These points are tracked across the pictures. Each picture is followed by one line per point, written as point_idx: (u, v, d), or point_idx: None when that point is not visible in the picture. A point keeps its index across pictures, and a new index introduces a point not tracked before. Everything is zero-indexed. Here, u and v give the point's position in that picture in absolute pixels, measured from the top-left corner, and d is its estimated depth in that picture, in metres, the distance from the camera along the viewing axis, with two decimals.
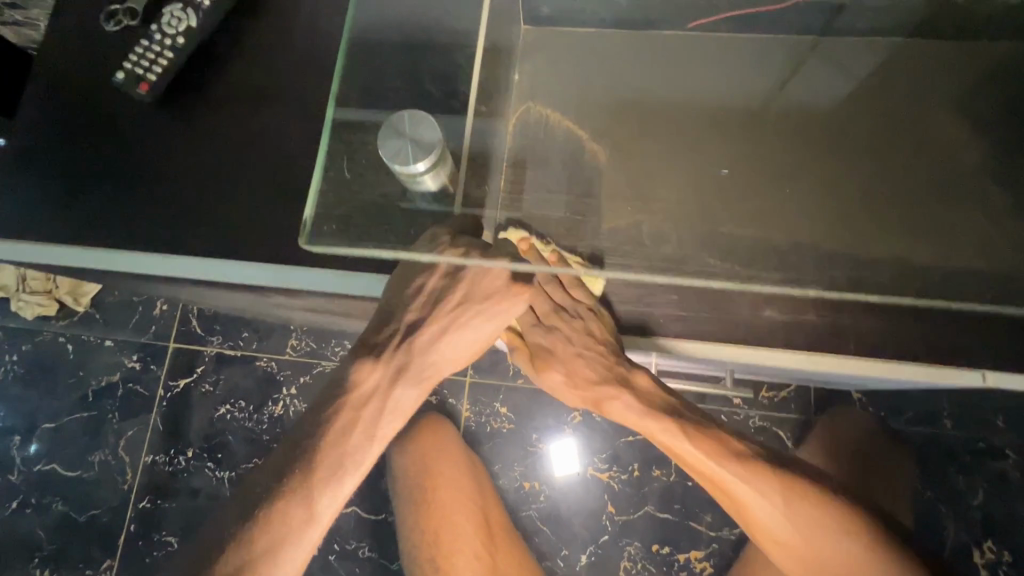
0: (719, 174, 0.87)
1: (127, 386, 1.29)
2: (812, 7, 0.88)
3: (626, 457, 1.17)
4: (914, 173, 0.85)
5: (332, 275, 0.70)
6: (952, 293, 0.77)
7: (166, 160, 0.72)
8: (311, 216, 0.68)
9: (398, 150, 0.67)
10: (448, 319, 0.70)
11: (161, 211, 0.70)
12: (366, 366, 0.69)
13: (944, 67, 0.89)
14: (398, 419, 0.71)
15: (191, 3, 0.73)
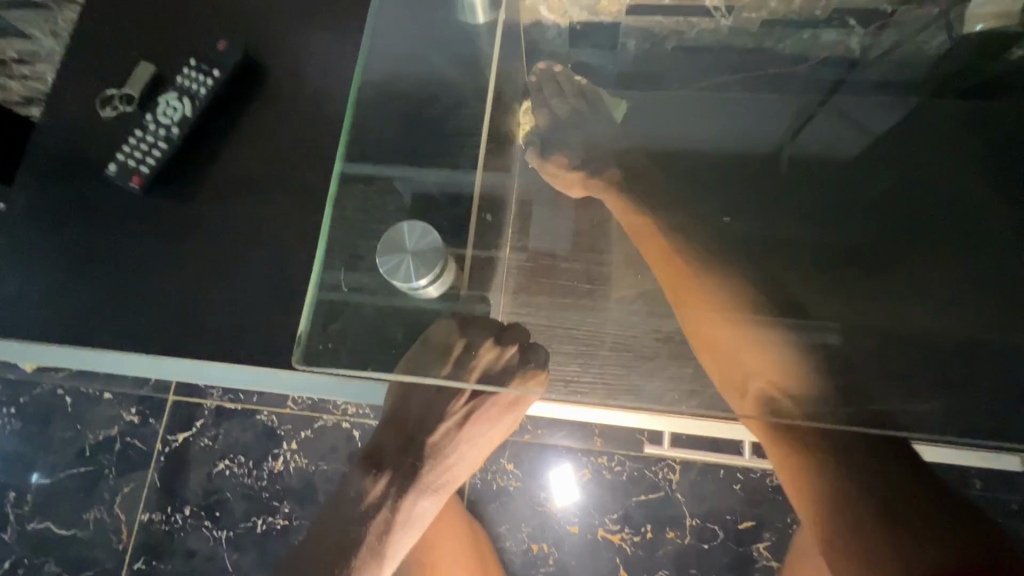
0: (721, 223, 0.89)
1: (124, 441, 1.25)
2: (831, 60, 0.85)
3: (638, 518, 1.11)
4: (928, 243, 0.85)
5: (327, 378, 0.68)
6: (959, 369, 0.77)
7: (161, 240, 0.69)
8: (307, 331, 0.64)
9: (397, 266, 0.68)
10: (463, 418, 0.73)
11: (156, 294, 0.67)
12: (369, 477, 0.75)
13: (968, 122, 0.86)
14: (415, 527, 0.78)
15: (187, 91, 0.70)
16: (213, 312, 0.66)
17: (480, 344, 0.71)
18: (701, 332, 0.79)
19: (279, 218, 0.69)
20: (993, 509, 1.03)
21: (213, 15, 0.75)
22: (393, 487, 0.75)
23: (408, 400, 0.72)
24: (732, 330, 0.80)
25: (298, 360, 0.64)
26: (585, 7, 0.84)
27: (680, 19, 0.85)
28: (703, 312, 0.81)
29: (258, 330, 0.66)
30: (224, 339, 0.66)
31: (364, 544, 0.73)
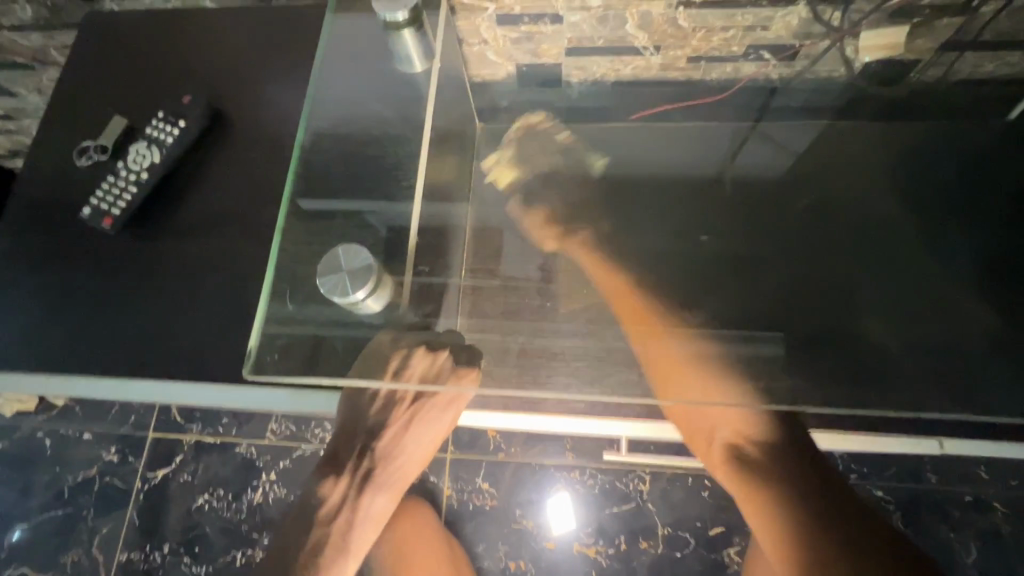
0: (699, 241, 0.95)
1: (103, 481, 1.26)
2: (749, 91, 0.94)
3: (611, 530, 1.14)
4: (848, 248, 0.93)
5: (286, 394, 0.70)
6: (900, 361, 0.83)
7: (132, 277, 0.74)
8: (255, 347, 0.68)
9: (336, 283, 0.72)
10: (407, 420, 0.78)
11: (125, 326, 0.71)
12: (329, 483, 0.79)
13: (885, 141, 0.96)
14: (368, 525, 0.82)
15: (155, 140, 0.76)
16: (179, 343, 0.70)
17: (415, 351, 0.76)
18: (663, 374, 0.80)
19: (241, 251, 0.74)
20: (951, 502, 1.08)
21: (185, 71, 0.83)
22: (349, 488, 0.79)
23: (357, 411, 0.75)
24: (696, 372, 0.80)
25: (248, 372, 0.67)
26: (527, 50, 0.89)
27: (612, 58, 0.90)
28: (663, 353, 0.83)
29: (223, 354, 0.70)
30: (188, 365, 0.69)
31: (327, 544, 0.78)
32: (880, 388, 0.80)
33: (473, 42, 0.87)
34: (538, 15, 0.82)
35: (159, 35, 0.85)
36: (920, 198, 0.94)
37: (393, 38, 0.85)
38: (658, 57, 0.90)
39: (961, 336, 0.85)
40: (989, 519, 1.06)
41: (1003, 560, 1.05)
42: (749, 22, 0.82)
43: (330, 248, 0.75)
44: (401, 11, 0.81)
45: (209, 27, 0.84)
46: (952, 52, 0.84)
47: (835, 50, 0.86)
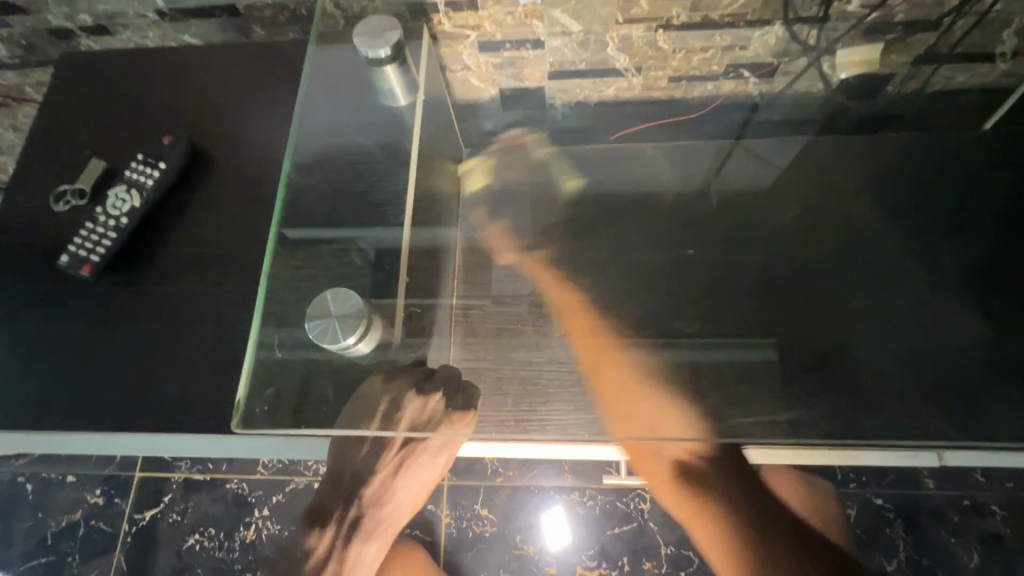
0: (687, 255, 0.96)
1: (88, 525, 1.22)
2: (730, 107, 0.95)
3: (614, 552, 1.12)
4: (836, 263, 0.93)
5: (276, 440, 0.68)
6: (890, 373, 0.84)
7: (113, 323, 0.72)
8: (244, 399, 0.65)
9: (325, 328, 0.71)
10: (397, 464, 0.76)
11: (108, 374, 0.69)
12: (318, 532, 0.79)
13: (865, 151, 0.97)
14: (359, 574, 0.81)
15: (135, 183, 0.75)
16: (164, 388, 0.68)
17: (405, 395, 0.73)
18: (612, 396, 0.80)
19: (226, 290, 0.73)
20: (950, 507, 1.08)
21: (166, 108, 0.82)
22: (339, 536, 0.78)
23: (344, 459, 0.73)
24: (645, 392, 0.81)
25: (237, 427, 0.64)
26: (510, 75, 0.90)
27: (595, 80, 0.91)
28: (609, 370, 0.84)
29: (211, 396, 0.68)
30: (174, 411, 0.67)
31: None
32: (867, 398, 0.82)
33: (456, 69, 0.89)
34: (519, 41, 0.84)
35: (136, 73, 0.84)
36: (906, 210, 0.94)
37: (377, 74, 0.85)
38: (640, 78, 0.91)
39: (951, 353, 0.85)
40: (988, 522, 1.07)
41: (1006, 564, 1.05)
42: (727, 42, 0.84)
43: (320, 292, 0.74)
44: (384, 47, 0.80)
45: (188, 64, 0.84)
46: (928, 67, 0.86)
47: (813, 68, 0.87)
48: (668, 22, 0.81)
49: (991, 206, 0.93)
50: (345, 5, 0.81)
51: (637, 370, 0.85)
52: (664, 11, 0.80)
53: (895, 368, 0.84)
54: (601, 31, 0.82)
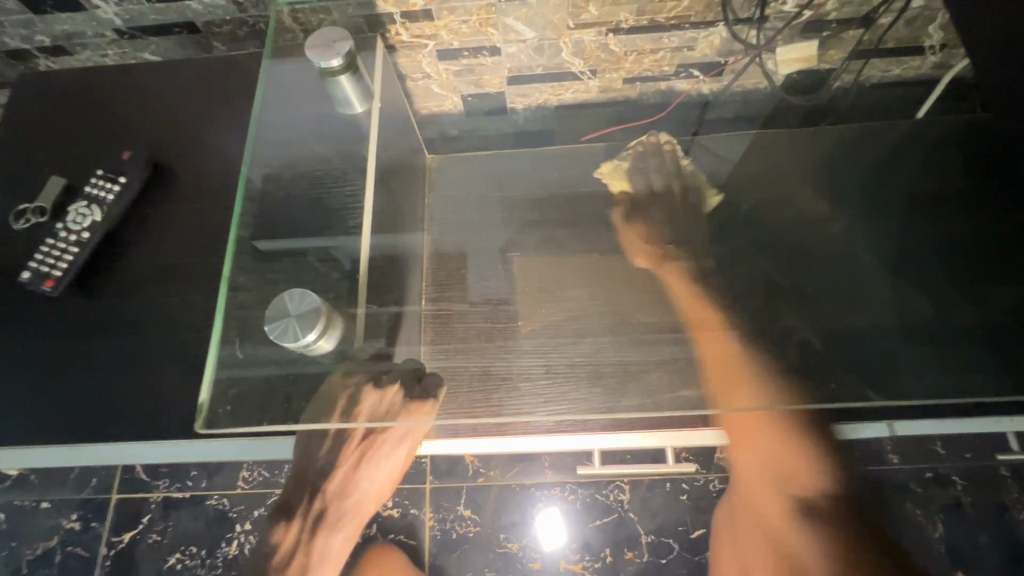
0: (666, 250, 0.98)
1: (65, 551, 1.20)
2: (682, 106, 0.99)
3: (596, 544, 1.14)
4: (784, 250, 0.94)
5: (245, 441, 0.70)
6: (862, 351, 0.82)
7: (76, 339, 0.72)
8: (207, 399, 0.66)
9: (285, 328, 0.73)
10: (358, 457, 0.75)
11: (72, 389, 0.70)
12: (283, 526, 0.77)
13: (819, 140, 1.00)
14: (328, 564, 0.80)
15: (95, 198, 0.75)
16: (131, 399, 0.69)
17: (363, 389, 0.75)
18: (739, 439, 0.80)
19: (191, 300, 0.74)
20: (913, 478, 1.13)
21: (127, 125, 0.83)
22: (304, 532, 0.78)
23: (308, 456, 0.73)
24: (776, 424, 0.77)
25: (199, 426, 0.65)
26: (470, 82, 0.93)
27: (553, 84, 0.95)
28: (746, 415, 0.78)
29: (177, 404, 0.69)
30: (141, 422, 0.68)
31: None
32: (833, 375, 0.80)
33: (417, 78, 0.92)
34: (476, 48, 0.88)
35: (95, 92, 0.84)
36: (847, 196, 0.96)
37: (331, 85, 0.86)
38: (596, 81, 0.95)
39: (892, 332, 0.83)
40: (950, 491, 1.12)
41: (968, 531, 1.10)
42: (675, 43, 0.88)
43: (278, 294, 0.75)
44: (336, 58, 0.83)
45: (148, 82, 0.85)
46: (861, 60, 0.91)
47: (757, 65, 0.92)
48: (617, 26, 0.85)
49: (952, 181, 0.92)
50: (304, 19, 0.85)
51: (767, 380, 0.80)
52: (613, 16, 0.84)
53: (834, 347, 0.83)
54: (554, 36, 0.86)
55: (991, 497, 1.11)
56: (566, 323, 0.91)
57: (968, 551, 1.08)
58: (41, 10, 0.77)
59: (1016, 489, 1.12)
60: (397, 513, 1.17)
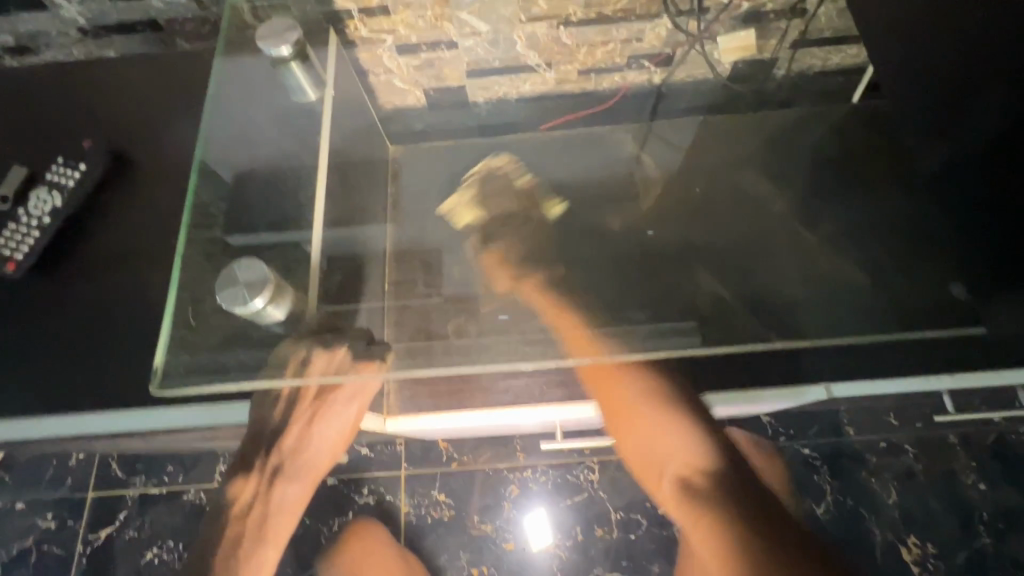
0: (646, 236, 0.96)
1: (41, 550, 1.20)
2: (636, 96, 1.04)
3: (568, 522, 1.18)
4: (722, 227, 0.96)
5: (199, 411, 0.69)
6: (863, 320, 0.79)
7: (36, 320, 0.73)
8: (162, 362, 0.67)
9: (232, 295, 0.69)
10: (309, 419, 0.72)
11: (30, 371, 0.70)
12: (241, 481, 0.73)
13: (768, 125, 1.04)
14: (287, 514, 0.77)
15: (56, 185, 0.78)
16: (88, 379, 0.70)
17: (313, 352, 0.73)
18: (618, 417, 0.78)
19: (150, 283, 0.75)
20: (867, 448, 1.18)
21: (91, 119, 0.85)
22: (260, 490, 0.74)
23: (264, 420, 0.71)
24: (644, 397, 0.76)
25: (154, 387, 0.65)
26: (431, 76, 0.97)
27: (511, 76, 0.99)
28: (612, 383, 0.77)
29: (133, 383, 0.69)
30: (98, 401, 0.69)
31: (237, 563, 0.72)
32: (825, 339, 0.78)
33: (378, 72, 0.95)
34: (434, 42, 0.91)
35: (60, 88, 0.87)
36: (789, 179, 0.99)
37: (284, 72, 0.90)
38: (552, 73, 0.99)
39: (883, 300, 0.81)
40: (902, 459, 1.17)
41: (920, 497, 1.15)
42: (624, 35, 0.92)
43: (227, 265, 0.72)
44: (287, 45, 0.86)
45: (112, 77, 0.87)
46: (804, 51, 0.96)
47: (702, 55, 0.97)
48: (566, 19, 0.89)
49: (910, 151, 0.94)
50: (264, 16, 0.89)
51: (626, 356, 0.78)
52: (562, 10, 0.88)
53: (802, 318, 0.82)
54: (507, 30, 0.90)
55: (942, 463, 1.17)
56: (524, 305, 0.88)
57: (919, 516, 1.14)
58: (5, 10, 0.80)
59: (965, 456, 1.17)
60: (373, 500, 1.20)
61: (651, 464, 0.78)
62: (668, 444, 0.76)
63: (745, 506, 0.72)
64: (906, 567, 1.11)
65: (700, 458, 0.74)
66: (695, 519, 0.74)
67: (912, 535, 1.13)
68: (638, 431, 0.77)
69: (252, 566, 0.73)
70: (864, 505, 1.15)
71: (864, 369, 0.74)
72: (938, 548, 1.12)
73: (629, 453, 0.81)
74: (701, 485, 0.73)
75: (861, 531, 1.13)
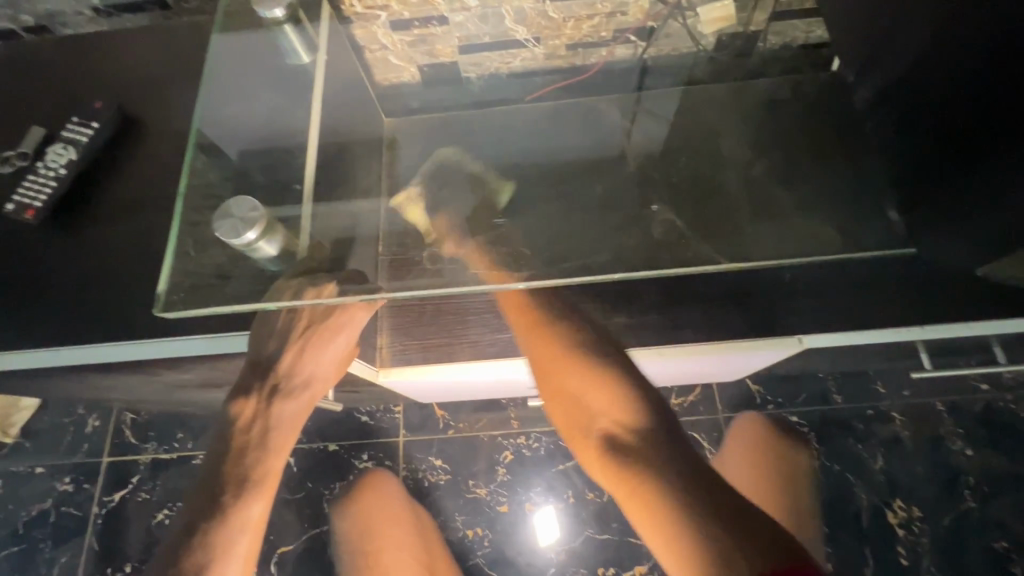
0: (651, 210, 0.96)
1: (58, 511, 1.27)
2: (622, 69, 1.07)
3: (560, 486, 1.22)
4: (702, 191, 0.98)
5: (201, 339, 0.74)
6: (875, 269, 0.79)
7: (54, 265, 0.79)
8: (164, 287, 0.71)
9: (228, 227, 0.75)
10: (302, 345, 0.75)
11: (45, 315, 0.75)
12: (240, 401, 0.75)
13: (747, 96, 1.06)
14: (287, 432, 0.79)
15: (71, 141, 0.84)
16: (101, 322, 0.75)
17: (304, 287, 0.75)
18: (550, 379, 0.79)
19: (157, 236, 0.80)
20: (854, 416, 1.20)
21: (103, 86, 0.90)
22: (260, 409, 0.76)
23: (270, 352, 0.75)
24: (569, 358, 0.77)
25: (158, 310, 0.70)
26: (424, 52, 1.01)
27: (501, 51, 1.02)
28: (541, 347, 0.78)
29: (142, 324, 0.74)
30: (109, 342, 0.74)
31: (246, 472, 0.74)
32: (826, 288, 0.80)
33: (374, 49, 1.00)
34: (426, 18, 0.94)
35: (74, 59, 0.92)
36: (768, 142, 1.00)
37: (278, 35, 0.96)
38: (541, 48, 1.02)
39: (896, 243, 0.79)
40: (890, 427, 1.19)
41: (907, 463, 1.17)
42: (609, 9, 0.95)
43: (223, 203, 0.79)
44: (279, 8, 0.93)
45: (121, 48, 0.92)
46: (784, 22, 0.98)
47: (687, 27, 1.00)
48: None
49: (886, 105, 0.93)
50: None
51: (557, 318, 0.79)
52: None
53: (823, 272, 0.80)
54: (496, 5, 0.93)
55: (929, 430, 1.18)
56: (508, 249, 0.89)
57: (905, 481, 1.16)
58: None
59: (952, 422, 1.19)
60: (372, 464, 1.25)
61: (582, 429, 0.78)
62: (596, 404, 0.76)
63: (674, 455, 0.70)
64: (891, 529, 1.13)
65: (627, 412, 0.74)
66: (624, 479, 0.71)
67: (898, 499, 1.15)
68: (569, 393, 0.78)
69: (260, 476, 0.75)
70: (851, 470, 1.17)
71: (848, 320, 0.78)
72: (923, 511, 1.14)
73: (564, 423, 0.81)
74: (629, 439, 0.73)
75: (847, 494, 1.15)
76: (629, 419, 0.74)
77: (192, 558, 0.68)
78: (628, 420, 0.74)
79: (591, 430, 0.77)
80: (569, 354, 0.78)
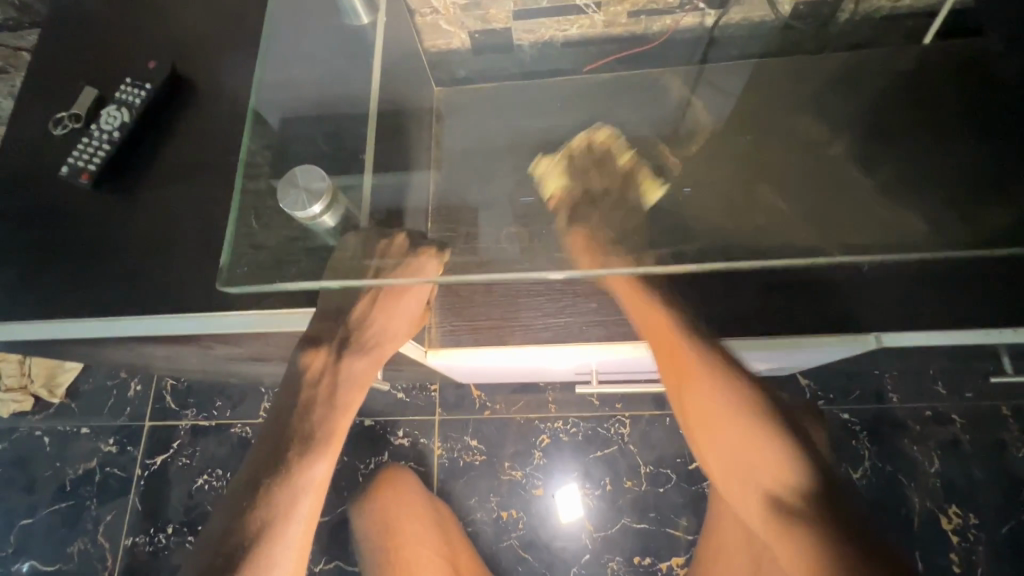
0: (685, 192, 0.89)
1: (104, 471, 1.30)
2: (687, 38, 1.00)
3: (597, 473, 1.20)
4: (764, 174, 0.91)
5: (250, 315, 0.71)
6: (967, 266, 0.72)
7: (108, 232, 0.77)
8: (225, 258, 0.70)
9: (295, 199, 0.73)
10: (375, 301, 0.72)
11: (100, 282, 0.74)
12: (310, 350, 0.72)
13: (815, 73, 0.98)
14: (353, 387, 0.77)
15: (125, 103, 0.81)
16: (154, 291, 0.73)
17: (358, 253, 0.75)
18: (698, 426, 0.76)
19: (209, 205, 0.78)
20: (911, 417, 1.14)
21: (150, 46, 0.87)
22: (330, 361, 0.73)
23: (332, 314, 0.71)
24: (730, 410, 0.72)
25: (222, 283, 0.69)
26: (477, 17, 0.96)
27: (558, 19, 0.96)
28: (699, 395, 0.74)
29: (195, 297, 0.73)
30: (162, 313, 0.73)
31: (313, 428, 0.74)
32: (908, 281, 0.73)
33: (425, 12, 0.95)
34: None
35: (120, 17, 0.89)
36: (849, 123, 0.91)
37: None
38: (602, 14, 0.96)
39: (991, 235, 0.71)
40: (950, 430, 1.13)
41: (965, 468, 1.11)
42: None
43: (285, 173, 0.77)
44: None
45: (167, 7, 0.89)
46: None
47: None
48: None
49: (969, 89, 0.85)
50: None
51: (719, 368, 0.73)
52: None
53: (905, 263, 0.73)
54: None
55: (991, 435, 1.12)
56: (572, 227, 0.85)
57: (962, 487, 1.10)
58: None
59: (1016, 428, 1.12)
60: (407, 442, 1.24)
61: (735, 480, 0.74)
62: (759, 461, 0.71)
63: (840, 523, 0.66)
64: (944, 535, 1.08)
65: (791, 474, 0.69)
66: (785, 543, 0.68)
67: (953, 505, 1.10)
68: (723, 439, 0.74)
69: (324, 433, 0.74)
70: (904, 472, 1.12)
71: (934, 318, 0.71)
72: (979, 519, 1.09)
73: (717, 468, 0.77)
74: (793, 504, 0.68)
75: (900, 496, 1.11)
76: (790, 478, 0.69)
77: (259, 527, 0.69)
78: (793, 484, 0.69)
79: (748, 487, 0.72)
80: (732, 401, 0.72)
